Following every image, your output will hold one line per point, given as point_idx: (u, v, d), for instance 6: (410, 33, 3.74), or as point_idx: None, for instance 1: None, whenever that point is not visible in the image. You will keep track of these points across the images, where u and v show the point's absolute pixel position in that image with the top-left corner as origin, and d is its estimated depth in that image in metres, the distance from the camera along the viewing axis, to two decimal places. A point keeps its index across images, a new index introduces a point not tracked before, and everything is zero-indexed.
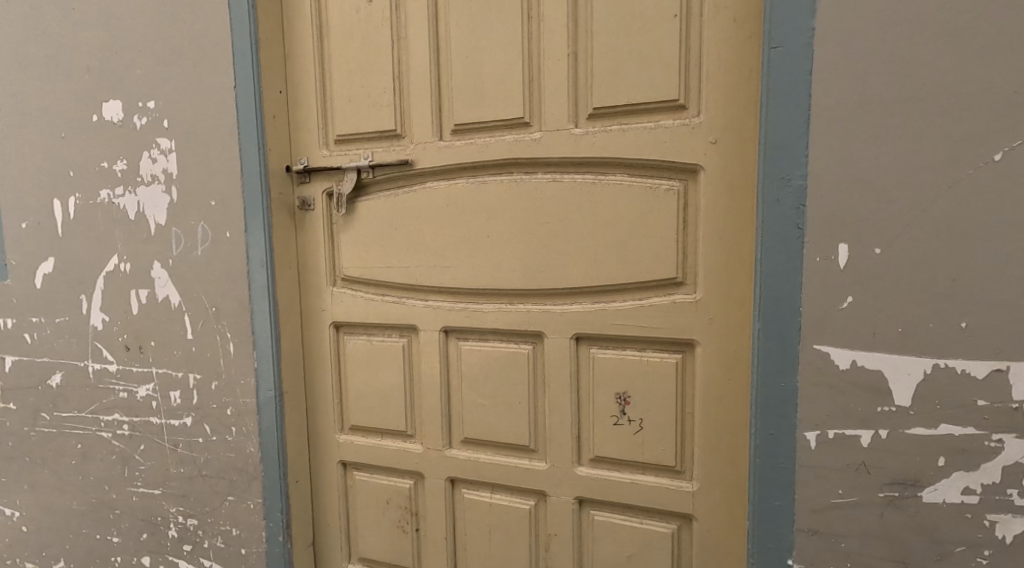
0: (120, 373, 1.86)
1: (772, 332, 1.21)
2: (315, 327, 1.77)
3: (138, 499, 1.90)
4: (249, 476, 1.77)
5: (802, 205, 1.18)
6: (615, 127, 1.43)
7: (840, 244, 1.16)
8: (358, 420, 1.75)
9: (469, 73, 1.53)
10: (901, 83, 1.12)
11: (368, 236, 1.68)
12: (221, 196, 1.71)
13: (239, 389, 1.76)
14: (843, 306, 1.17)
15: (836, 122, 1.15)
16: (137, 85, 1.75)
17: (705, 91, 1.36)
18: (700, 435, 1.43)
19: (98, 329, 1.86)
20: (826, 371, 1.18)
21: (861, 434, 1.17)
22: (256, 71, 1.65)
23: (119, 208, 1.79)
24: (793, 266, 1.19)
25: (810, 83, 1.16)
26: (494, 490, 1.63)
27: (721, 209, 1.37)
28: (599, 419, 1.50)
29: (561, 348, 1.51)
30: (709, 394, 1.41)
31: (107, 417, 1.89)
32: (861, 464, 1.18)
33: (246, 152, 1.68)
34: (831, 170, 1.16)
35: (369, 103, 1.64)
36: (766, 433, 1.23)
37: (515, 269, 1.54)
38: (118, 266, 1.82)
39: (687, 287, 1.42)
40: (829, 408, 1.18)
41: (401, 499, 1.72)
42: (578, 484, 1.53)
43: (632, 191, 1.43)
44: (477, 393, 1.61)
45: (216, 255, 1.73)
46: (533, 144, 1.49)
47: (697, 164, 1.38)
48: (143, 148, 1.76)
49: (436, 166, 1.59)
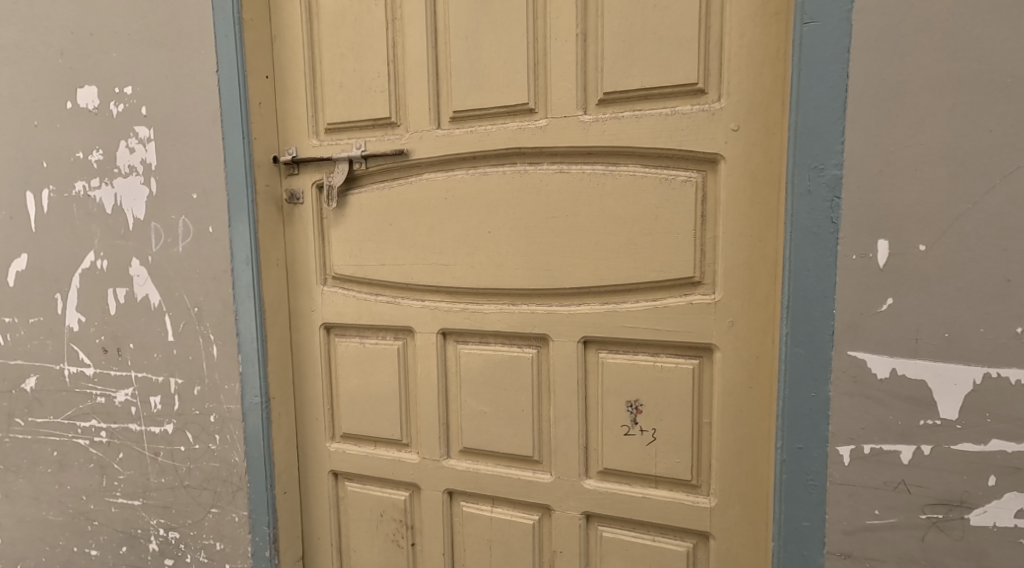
0: (98, 377, 1.75)
1: (802, 336, 1.11)
2: (304, 328, 1.66)
3: (117, 510, 1.79)
4: (233, 487, 1.67)
5: (837, 196, 1.07)
6: (627, 113, 1.32)
7: (879, 240, 1.06)
8: (351, 428, 1.64)
9: (470, 56, 1.43)
10: (949, 62, 1.02)
11: (360, 232, 1.57)
12: (203, 188, 1.60)
13: (224, 394, 1.65)
14: (881, 308, 1.06)
15: (876, 105, 1.05)
16: (114, 69, 1.64)
17: (727, 74, 1.26)
18: (719, 447, 1.33)
19: (74, 330, 1.75)
20: (862, 379, 1.08)
21: (901, 449, 1.07)
22: (241, 54, 1.54)
23: (95, 201, 1.68)
24: (825, 264, 1.09)
25: (847, 62, 1.06)
26: (495, 503, 1.53)
27: (744, 203, 1.27)
28: (608, 429, 1.40)
29: (568, 352, 1.41)
30: (728, 402, 1.31)
31: (83, 424, 1.77)
32: (901, 482, 1.07)
33: (230, 141, 1.57)
34: (869, 158, 1.06)
35: (361, 88, 1.53)
36: (794, 447, 1.13)
37: (518, 267, 1.43)
38: (94, 264, 1.70)
39: (705, 287, 1.32)
40: (865, 420, 1.08)
41: (396, 511, 1.61)
42: (585, 498, 1.43)
43: (645, 182, 1.33)
44: (477, 401, 1.50)
45: (198, 252, 1.62)
46: (539, 132, 1.39)
47: (717, 153, 1.28)
48: (121, 138, 1.65)
49: (433, 157, 1.48)
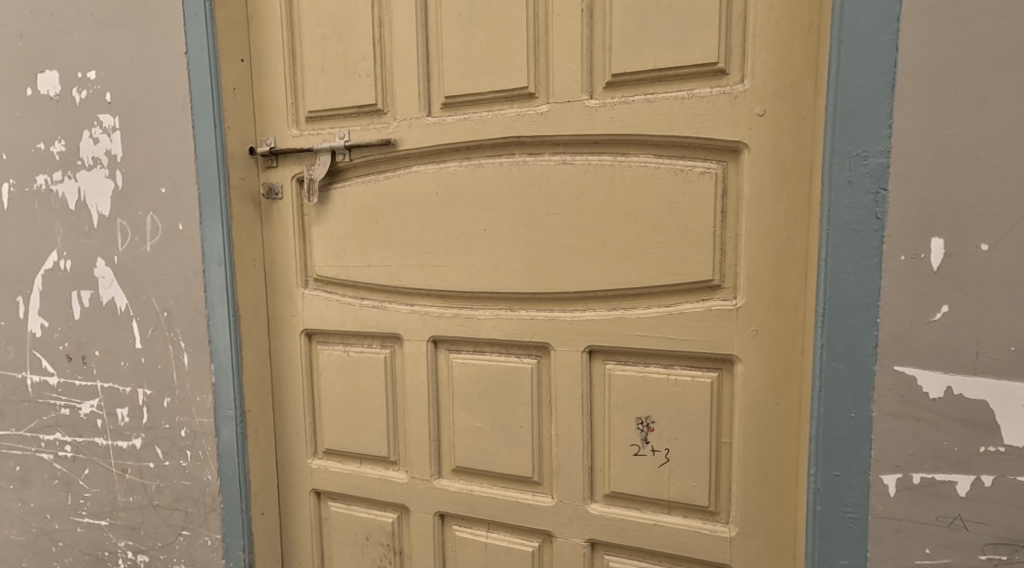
0: (62, 387, 1.61)
1: (840, 349, 0.98)
2: (283, 335, 1.52)
3: (83, 530, 1.65)
4: (206, 508, 1.53)
5: (882, 188, 0.94)
6: (638, 97, 1.19)
7: (932, 239, 0.93)
8: (334, 444, 1.51)
9: (463, 36, 1.29)
10: (1017, 34, 0.88)
11: (344, 230, 1.44)
12: (172, 181, 1.46)
13: (196, 407, 1.51)
14: (935, 317, 0.93)
15: (930, 82, 0.92)
16: (77, 52, 1.50)
17: (752, 52, 1.12)
18: (740, 470, 1.19)
19: (36, 336, 1.61)
20: (910, 399, 0.95)
21: (957, 480, 0.94)
22: (212, 33, 1.41)
23: (57, 196, 1.54)
24: (867, 267, 0.96)
25: (895, 36, 0.92)
26: (490, 528, 1.39)
27: (772, 197, 1.14)
28: (616, 450, 1.26)
29: (572, 363, 1.27)
30: (750, 421, 1.18)
31: (47, 437, 1.63)
32: (957, 518, 0.94)
33: (202, 130, 1.43)
34: (921, 144, 0.93)
35: (345, 71, 1.40)
36: (829, 475, 1.00)
37: (518, 269, 1.30)
38: (57, 264, 1.57)
39: (725, 290, 1.18)
40: (914, 446, 0.95)
41: (383, 535, 1.48)
42: (590, 524, 1.29)
43: (659, 175, 1.19)
44: (470, 416, 1.37)
45: (167, 251, 1.49)
46: (540, 119, 1.25)
47: (740, 141, 1.14)
48: (84, 127, 1.51)
49: (424, 147, 1.35)
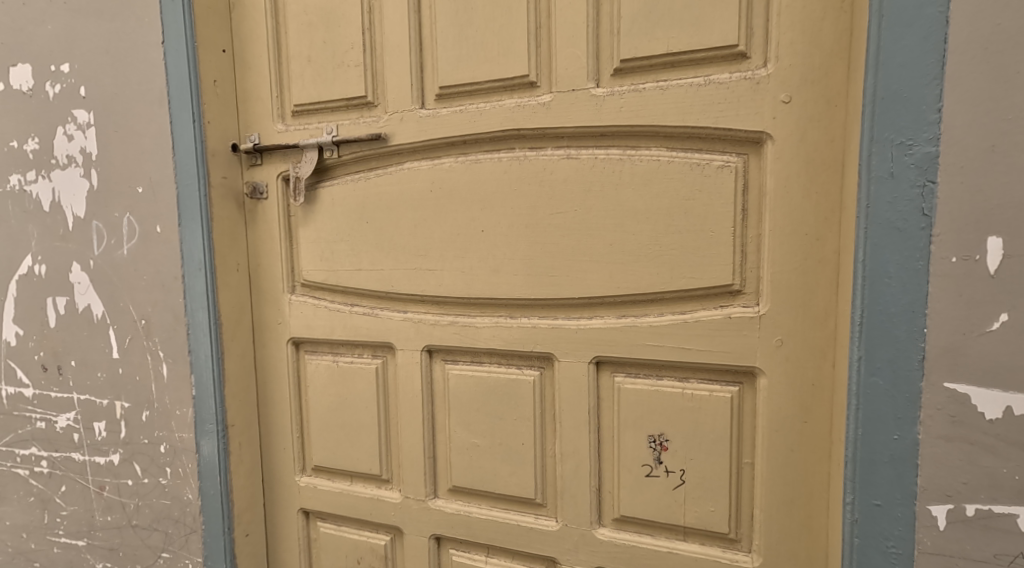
0: (37, 399, 1.50)
1: (881, 361, 0.88)
2: (268, 343, 1.42)
3: (60, 551, 1.54)
4: (186, 529, 1.43)
5: (929, 180, 0.85)
6: (650, 85, 1.09)
7: (989, 239, 0.83)
8: (323, 461, 1.40)
9: (459, 22, 1.19)
10: None
11: (332, 231, 1.34)
12: (150, 180, 1.37)
13: (175, 421, 1.41)
14: (991, 328, 0.83)
15: (985, 62, 0.82)
16: (49, 44, 1.40)
17: (776, 33, 1.02)
18: (764, 493, 1.08)
19: (10, 345, 1.51)
20: (962, 419, 0.85)
21: (1018, 513, 0.84)
22: (190, 22, 1.31)
23: (30, 196, 1.44)
24: (913, 270, 0.86)
25: (945, 10, 0.83)
26: (489, 552, 1.28)
27: (799, 193, 1.03)
28: (627, 470, 1.16)
29: (579, 376, 1.17)
30: (775, 441, 1.07)
31: (23, 452, 1.53)
32: (1019, 555, 0.84)
33: (180, 125, 1.34)
34: (975, 132, 0.83)
35: (333, 61, 1.30)
36: (869, 504, 0.91)
37: (520, 274, 1.19)
38: (31, 269, 1.47)
39: (747, 296, 1.08)
40: (968, 473, 0.85)
41: (375, 558, 1.37)
42: (599, 550, 1.19)
43: (673, 170, 1.09)
44: (469, 432, 1.26)
45: (145, 255, 1.39)
46: (542, 110, 1.15)
47: (763, 131, 1.04)
48: (58, 123, 1.41)
49: (417, 142, 1.24)
